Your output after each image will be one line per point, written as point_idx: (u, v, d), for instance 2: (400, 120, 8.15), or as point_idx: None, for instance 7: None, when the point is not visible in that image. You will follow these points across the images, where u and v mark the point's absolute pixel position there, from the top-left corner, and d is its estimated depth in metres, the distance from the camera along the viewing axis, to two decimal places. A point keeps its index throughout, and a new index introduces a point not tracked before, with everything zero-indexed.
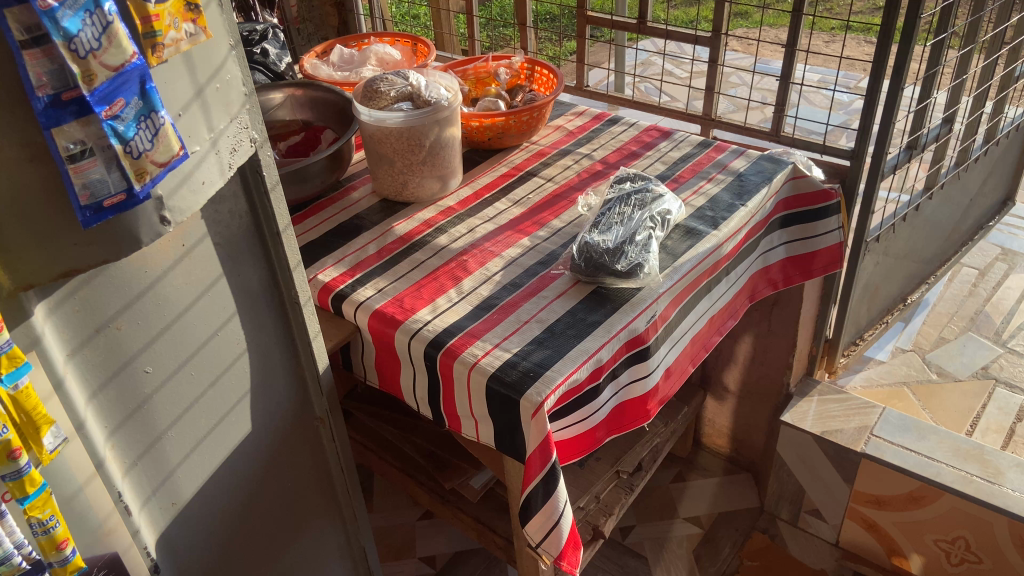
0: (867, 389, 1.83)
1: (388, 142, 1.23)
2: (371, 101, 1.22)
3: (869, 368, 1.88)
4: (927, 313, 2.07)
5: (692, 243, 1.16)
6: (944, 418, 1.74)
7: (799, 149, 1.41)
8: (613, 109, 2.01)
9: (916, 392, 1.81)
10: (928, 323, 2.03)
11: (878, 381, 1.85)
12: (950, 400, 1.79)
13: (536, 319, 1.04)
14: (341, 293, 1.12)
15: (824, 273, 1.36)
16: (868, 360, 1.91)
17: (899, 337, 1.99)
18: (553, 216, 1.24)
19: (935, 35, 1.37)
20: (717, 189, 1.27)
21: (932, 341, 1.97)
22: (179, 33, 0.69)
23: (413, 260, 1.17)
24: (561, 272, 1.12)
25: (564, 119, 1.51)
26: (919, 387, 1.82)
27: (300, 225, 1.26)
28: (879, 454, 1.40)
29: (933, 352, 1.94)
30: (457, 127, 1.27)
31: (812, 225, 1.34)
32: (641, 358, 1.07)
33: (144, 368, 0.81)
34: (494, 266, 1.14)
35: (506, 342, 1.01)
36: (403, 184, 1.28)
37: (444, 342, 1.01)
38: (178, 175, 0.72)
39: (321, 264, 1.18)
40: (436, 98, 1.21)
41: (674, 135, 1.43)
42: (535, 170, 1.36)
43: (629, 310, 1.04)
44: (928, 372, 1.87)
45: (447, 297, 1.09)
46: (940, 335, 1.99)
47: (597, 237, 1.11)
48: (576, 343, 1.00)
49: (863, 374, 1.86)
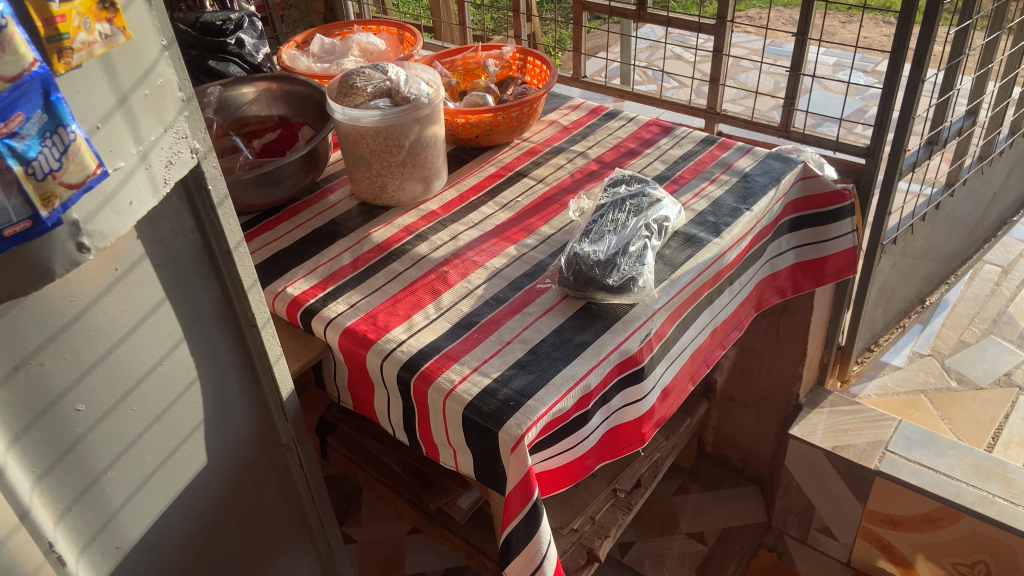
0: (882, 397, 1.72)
1: (364, 142, 1.14)
2: (346, 97, 1.13)
3: (884, 374, 1.77)
4: (947, 313, 1.96)
5: (693, 252, 1.07)
6: (964, 429, 1.64)
7: (810, 146, 1.31)
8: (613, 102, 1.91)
9: (934, 401, 1.71)
10: (948, 325, 1.93)
11: (894, 388, 1.74)
12: (970, 410, 1.69)
13: (518, 340, 0.96)
14: (310, 308, 1.03)
15: (837, 280, 1.27)
16: (884, 366, 1.81)
17: (917, 341, 1.89)
18: (542, 221, 1.15)
19: (960, 21, 1.26)
20: (720, 191, 1.18)
21: (952, 346, 1.86)
22: (92, 34, 0.60)
23: (390, 271, 1.08)
24: (548, 286, 1.03)
25: (558, 113, 1.41)
26: (938, 396, 1.72)
27: (271, 232, 1.17)
28: (894, 471, 1.31)
29: (953, 358, 1.83)
30: (439, 125, 1.18)
31: (824, 228, 1.24)
32: (635, 380, 0.99)
33: (76, 405, 0.72)
34: (476, 278, 1.06)
35: (485, 365, 0.93)
36: (382, 187, 1.19)
37: (419, 364, 0.94)
38: (98, 196, 0.64)
39: (292, 274, 1.09)
40: (415, 95, 1.12)
41: (675, 131, 1.32)
42: (526, 170, 1.26)
43: (621, 329, 0.96)
44: (947, 380, 1.76)
45: (424, 313, 1.01)
46: (961, 339, 1.88)
47: (588, 249, 1.02)
48: (561, 367, 0.91)
49: (877, 380, 1.75)
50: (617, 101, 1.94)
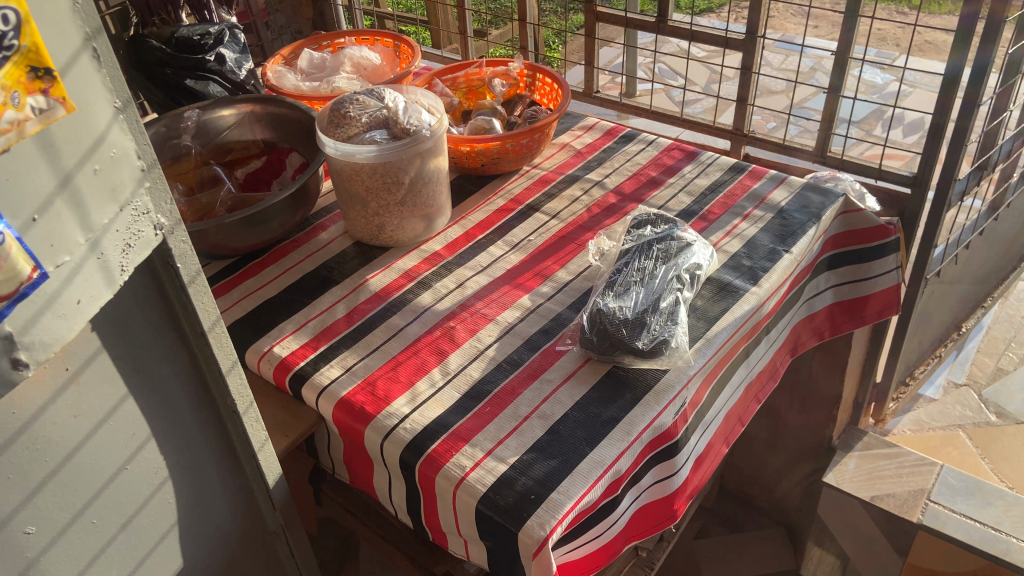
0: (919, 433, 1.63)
1: (359, 179, 1.02)
2: (338, 128, 1.02)
3: (919, 408, 1.67)
4: (981, 336, 1.86)
5: (728, 304, 0.96)
6: (1007, 470, 1.56)
7: (848, 173, 1.20)
8: (623, 117, 1.79)
9: (972, 438, 1.62)
10: (982, 351, 1.82)
11: (930, 424, 1.65)
12: (1011, 448, 1.60)
13: (537, 415, 0.84)
14: (301, 372, 0.92)
15: (878, 320, 1.16)
16: (918, 398, 1.71)
17: (951, 369, 1.78)
18: (559, 265, 1.03)
19: (1017, 37, 1.14)
20: (754, 229, 1.06)
21: (989, 374, 1.76)
22: (22, 111, 0.49)
23: (390, 327, 0.97)
24: (568, 347, 0.91)
25: (570, 134, 1.28)
26: (976, 431, 1.64)
27: (256, 278, 1.06)
28: (938, 526, 1.21)
29: (990, 388, 1.73)
30: (443, 158, 1.06)
31: (865, 266, 1.13)
32: (668, 456, 0.88)
33: (25, 528, 0.60)
34: (487, 335, 0.94)
35: (501, 447, 0.81)
36: (380, 227, 1.07)
37: (426, 445, 0.83)
38: (37, 302, 0.52)
39: (280, 331, 0.97)
40: (415, 126, 1.01)
41: (700, 156, 1.21)
42: (538, 203, 1.14)
43: (653, 402, 0.85)
44: (986, 414, 1.67)
45: (429, 380, 0.90)
46: (998, 366, 1.78)
47: (613, 305, 0.90)
48: (586, 450, 0.80)
49: (911, 415, 1.65)
50: (625, 117, 1.82)
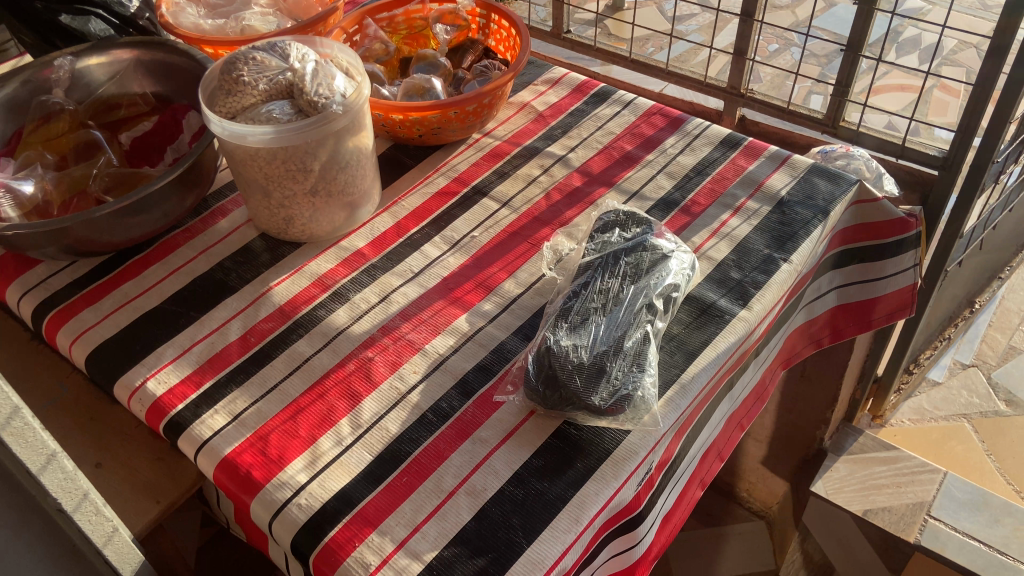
0: (919, 425, 1.62)
1: (256, 165, 0.81)
2: (230, 96, 0.80)
3: (922, 395, 1.67)
4: (996, 308, 1.82)
5: (710, 333, 0.77)
6: (1011, 467, 1.55)
7: (863, 148, 1.04)
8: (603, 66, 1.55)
9: (978, 429, 1.61)
10: (995, 327, 1.79)
11: (932, 413, 1.64)
12: (1019, 441, 1.59)
13: (466, 489, 0.67)
14: (177, 419, 0.74)
15: (887, 324, 0.99)
16: (923, 381, 1.70)
17: (959, 348, 1.76)
18: (507, 273, 0.84)
19: None
20: (747, 228, 0.87)
21: (999, 354, 1.74)
22: None
23: (293, 355, 0.78)
24: (508, 396, 0.73)
25: (531, 91, 1.07)
26: (983, 421, 1.62)
27: (134, 282, 0.87)
28: (937, 548, 1.18)
29: (1000, 369, 1.71)
30: (364, 133, 0.85)
31: (877, 265, 0.95)
32: (631, 529, 0.72)
33: None
34: (411, 372, 0.76)
35: (416, 538, 0.65)
36: (288, 220, 0.87)
37: (323, 531, 0.66)
38: None
39: (157, 358, 0.79)
40: (325, 99, 0.79)
41: (685, 124, 1.00)
42: (486, 184, 0.94)
43: (610, 476, 0.68)
44: (994, 402, 1.65)
45: (334, 435, 0.72)
46: (1011, 344, 1.75)
47: (566, 344, 0.71)
48: (522, 546, 0.64)
49: (914, 402, 1.65)
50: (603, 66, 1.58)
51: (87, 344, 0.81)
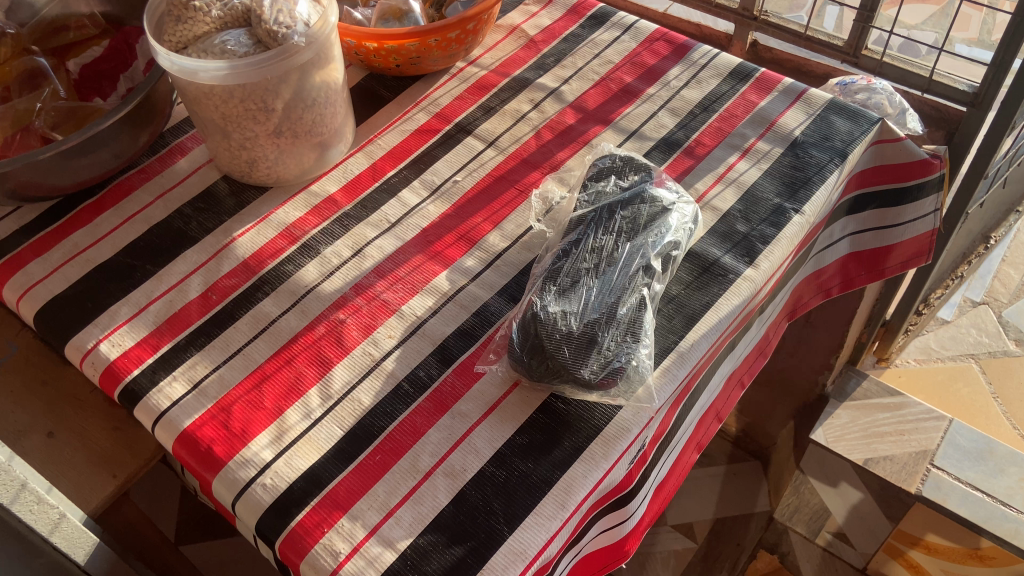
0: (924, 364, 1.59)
1: (211, 103, 0.72)
2: (179, 24, 0.71)
3: (930, 334, 1.64)
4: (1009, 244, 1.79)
5: (712, 295, 0.71)
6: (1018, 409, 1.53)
7: (887, 79, 0.98)
8: None
9: (986, 370, 1.59)
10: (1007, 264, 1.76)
11: (938, 352, 1.62)
12: None
13: (445, 469, 0.62)
14: (131, 387, 0.68)
15: (900, 272, 0.92)
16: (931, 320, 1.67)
17: (971, 286, 1.74)
18: (492, 224, 0.77)
19: None
20: (756, 173, 0.79)
21: (1011, 291, 1.72)
22: None
23: (258, 315, 0.72)
24: (490, 366, 0.67)
25: (522, 13, 0.97)
26: (992, 362, 1.60)
27: (86, 230, 0.79)
28: (940, 499, 1.17)
29: (1011, 308, 1.70)
30: (332, 65, 0.76)
31: (894, 210, 0.88)
32: (621, 506, 0.67)
33: None
34: (387, 337, 0.70)
35: (390, 524, 0.59)
36: (250, 162, 0.79)
37: (289, 514, 0.60)
38: None
39: (110, 317, 0.72)
40: (285, 29, 0.70)
41: (690, 53, 0.91)
42: (470, 121, 0.86)
43: (600, 456, 0.63)
44: (1005, 341, 1.64)
45: (303, 407, 0.66)
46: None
47: (555, 311, 0.64)
48: (503, 534, 0.59)
49: (921, 342, 1.62)
50: None
51: (34, 302, 0.74)
